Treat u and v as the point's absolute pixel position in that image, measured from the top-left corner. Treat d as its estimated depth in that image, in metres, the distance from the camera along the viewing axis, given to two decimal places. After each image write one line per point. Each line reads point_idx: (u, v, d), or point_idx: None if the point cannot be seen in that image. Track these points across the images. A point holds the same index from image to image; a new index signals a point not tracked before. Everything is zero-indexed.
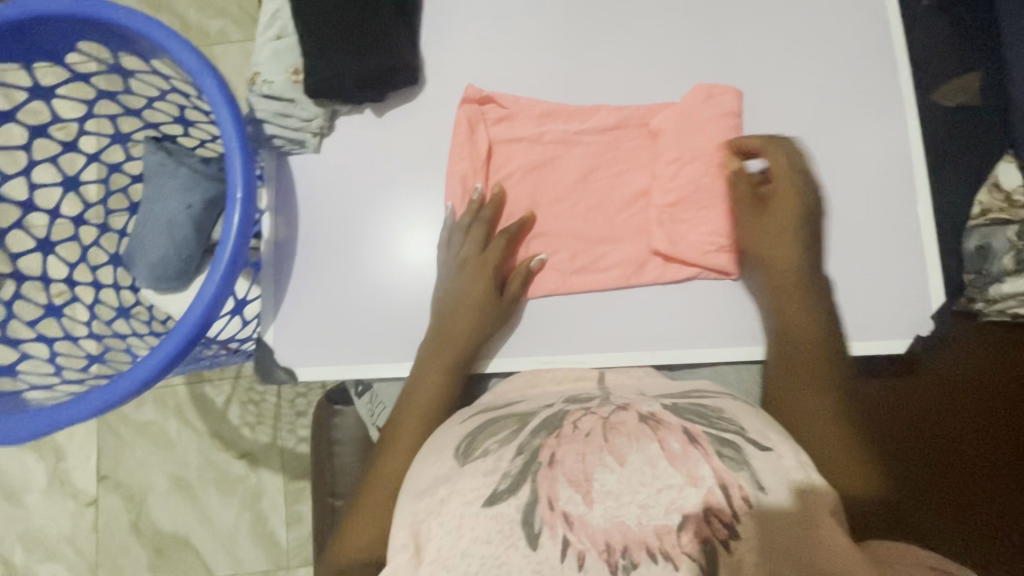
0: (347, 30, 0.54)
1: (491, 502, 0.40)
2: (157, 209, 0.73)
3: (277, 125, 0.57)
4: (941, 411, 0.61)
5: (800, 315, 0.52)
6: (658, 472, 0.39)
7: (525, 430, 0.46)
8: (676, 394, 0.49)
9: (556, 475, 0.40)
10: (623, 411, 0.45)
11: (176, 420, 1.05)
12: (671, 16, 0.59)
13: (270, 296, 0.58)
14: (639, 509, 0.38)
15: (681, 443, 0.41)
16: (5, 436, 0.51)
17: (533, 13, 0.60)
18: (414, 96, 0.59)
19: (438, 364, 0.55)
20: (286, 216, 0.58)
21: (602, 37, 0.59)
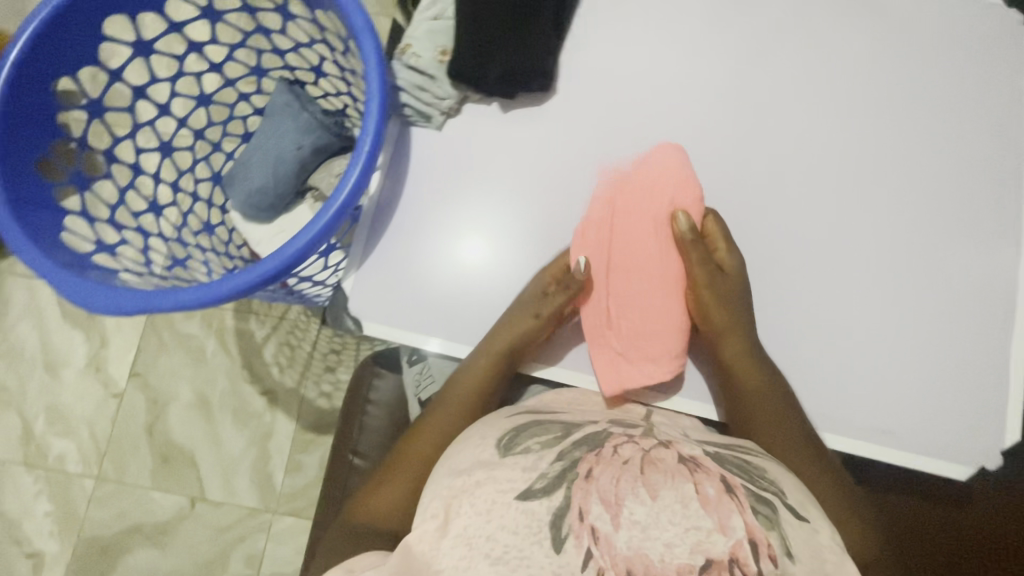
0: (506, 28, 0.58)
1: (525, 497, 0.42)
2: (271, 144, 0.78)
3: (411, 96, 0.60)
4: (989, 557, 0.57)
5: (762, 387, 0.55)
6: (688, 513, 0.39)
7: (567, 439, 0.47)
8: (720, 443, 0.49)
9: (591, 489, 0.41)
10: (664, 449, 0.45)
11: (216, 341, 1.10)
12: (802, 96, 0.61)
13: (358, 249, 0.59)
14: (665, 546, 0.38)
15: (716, 490, 0.41)
16: (97, 304, 0.54)
17: (674, 59, 0.62)
18: (543, 102, 0.61)
19: (491, 358, 0.56)
20: (394, 180, 0.60)
21: (732, 96, 0.61)
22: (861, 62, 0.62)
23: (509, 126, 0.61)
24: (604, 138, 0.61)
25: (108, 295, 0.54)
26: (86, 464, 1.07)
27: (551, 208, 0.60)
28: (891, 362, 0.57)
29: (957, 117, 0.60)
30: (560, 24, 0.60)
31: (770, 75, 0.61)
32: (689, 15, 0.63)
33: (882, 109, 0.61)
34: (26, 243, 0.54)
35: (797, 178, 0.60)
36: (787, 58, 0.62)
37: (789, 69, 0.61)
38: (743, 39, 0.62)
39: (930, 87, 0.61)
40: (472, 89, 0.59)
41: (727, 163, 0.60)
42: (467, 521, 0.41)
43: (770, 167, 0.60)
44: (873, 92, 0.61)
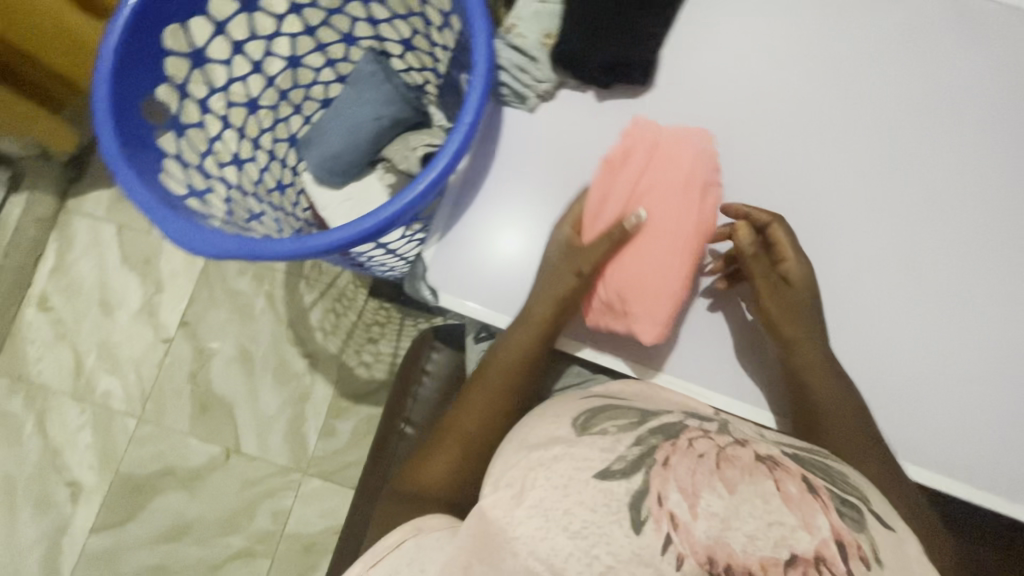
0: (611, 20, 0.59)
1: (603, 477, 0.42)
2: (353, 110, 0.78)
3: (511, 76, 0.60)
4: None
5: (834, 397, 0.56)
6: (771, 508, 0.40)
7: (642, 426, 0.48)
8: (796, 445, 0.48)
9: (669, 476, 0.42)
10: (740, 447, 0.45)
11: (265, 300, 1.12)
12: (885, 123, 0.63)
13: (442, 220, 0.60)
14: (746, 538, 0.39)
15: (798, 489, 0.41)
16: (198, 246, 0.56)
17: (768, 72, 0.63)
18: (639, 94, 0.61)
19: (535, 333, 0.57)
20: (482, 157, 0.61)
21: (816, 114, 0.63)
22: (949, 97, 0.63)
23: (602, 115, 0.61)
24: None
25: (209, 238, 0.56)
26: (131, 403, 1.10)
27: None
28: (942, 392, 0.59)
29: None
30: (663, 19, 0.61)
31: (856, 103, 0.63)
32: (782, 30, 0.64)
33: (965, 146, 0.62)
34: (134, 181, 0.56)
35: (868, 201, 0.62)
36: (876, 83, 0.63)
37: (876, 100, 0.63)
38: (831, 59, 0.64)
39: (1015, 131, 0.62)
40: (571, 74, 0.60)
41: (803, 180, 0.62)
42: (545, 494, 0.42)
43: (845, 187, 0.62)
44: (958, 128, 0.63)
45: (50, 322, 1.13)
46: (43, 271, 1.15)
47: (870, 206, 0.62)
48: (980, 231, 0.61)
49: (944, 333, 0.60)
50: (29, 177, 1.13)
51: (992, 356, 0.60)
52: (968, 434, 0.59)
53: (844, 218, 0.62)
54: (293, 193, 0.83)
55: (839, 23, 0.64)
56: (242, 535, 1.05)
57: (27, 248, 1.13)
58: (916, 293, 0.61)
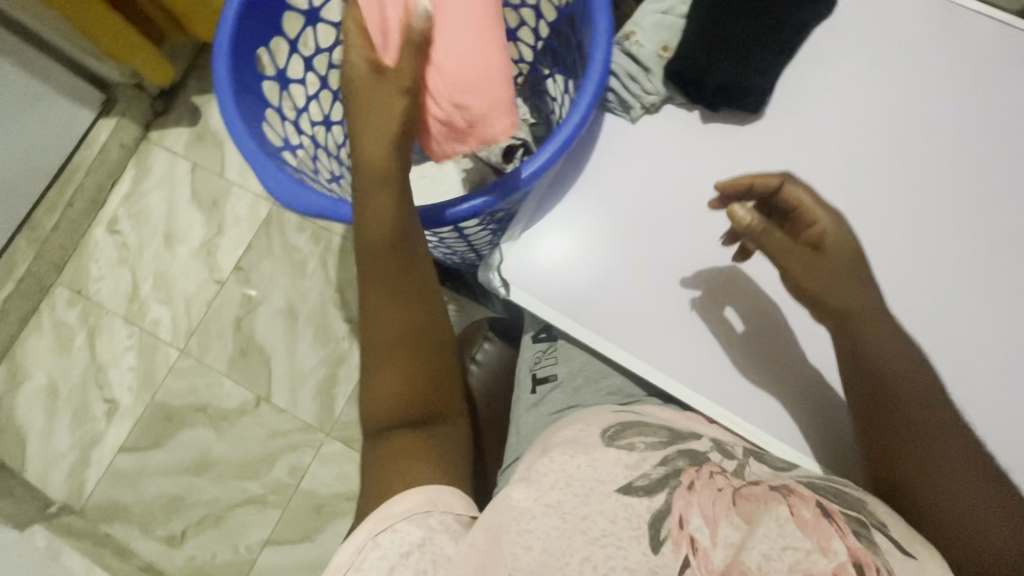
0: (732, 44, 0.58)
1: (625, 492, 0.44)
2: None
3: (620, 83, 0.60)
4: None
5: (915, 412, 0.48)
6: (786, 533, 0.39)
7: (671, 446, 0.49)
8: (812, 475, 0.48)
9: (692, 501, 0.43)
10: (755, 484, 0.45)
11: (318, 259, 1.14)
12: (1003, 189, 0.59)
13: (526, 214, 0.60)
14: (762, 558, 0.38)
15: (812, 513, 0.41)
16: (296, 201, 0.57)
17: (880, 118, 0.61)
18: (744, 123, 0.60)
19: (381, 191, 0.52)
20: (574, 158, 0.61)
21: (930, 171, 0.59)
22: None
23: (701, 138, 0.60)
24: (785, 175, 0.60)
25: (306, 194, 0.57)
26: (176, 335, 1.14)
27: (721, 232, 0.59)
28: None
29: None
30: (785, 51, 0.59)
31: (975, 160, 0.59)
32: (910, 82, 0.61)
33: None
34: (243, 128, 0.58)
35: (979, 275, 0.58)
36: (1000, 145, 0.59)
37: (999, 163, 0.59)
38: (960, 120, 0.60)
39: None
40: (682, 92, 0.59)
41: (911, 241, 0.59)
42: (565, 497, 0.44)
43: (954, 258, 0.58)
44: None
45: (115, 245, 1.18)
46: (117, 195, 1.20)
47: (978, 280, 0.58)
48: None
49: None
50: (120, 105, 1.17)
51: None
52: None
53: (950, 287, 0.57)
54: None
55: (975, 83, 0.60)
56: (259, 483, 1.07)
57: (107, 171, 1.17)
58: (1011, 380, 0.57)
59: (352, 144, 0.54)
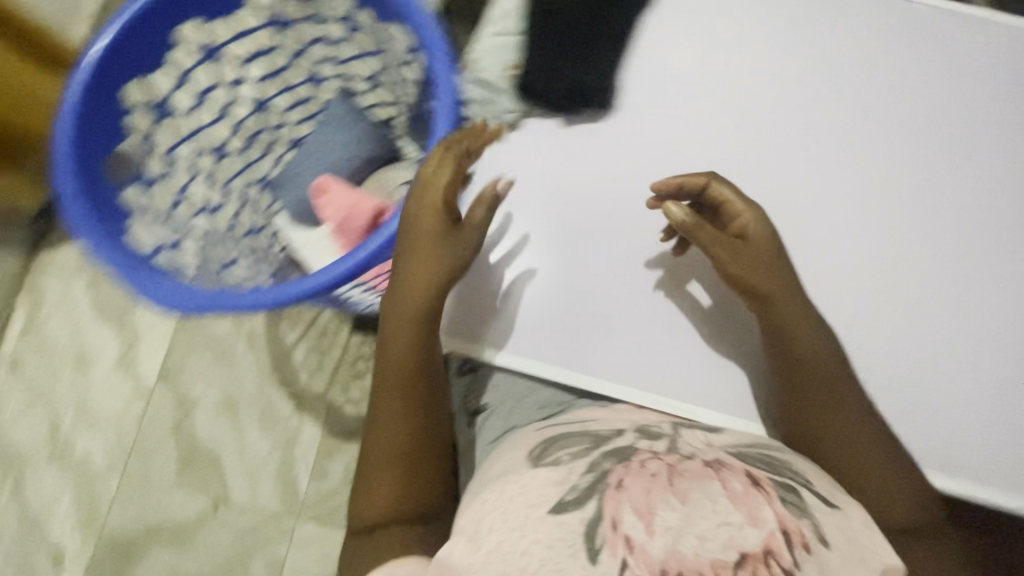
0: (572, 51, 0.61)
1: (558, 510, 0.47)
2: (326, 148, 0.80)
3: (475, 108, 0.62)
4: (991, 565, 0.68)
5: (835, 386, 0.57)
6: (719, 509, 0.45)
7: (597, 449, 0.52)
8: (744, 444, 0.55)
9: (622, 500, 0.46)
10: (689, 460, 0.50)
11: (245, 343, 1.10)
12: (837, 129, 0.64)
13: (417, 253, 0.61)
14: (699, 541, 0.44)
15: (742, 485, 0.47)
16: (175, 301, 0.57)
17: (720, 85, 0.64)
18: (601, 119, 0.62)
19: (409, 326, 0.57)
20: (450, 187, 0.63)
21: (774, 125, 0.64)
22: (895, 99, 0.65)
23: (564, 143, 0.62)
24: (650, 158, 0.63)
25: (185, 291, 0.58)
26: (112, 461, 1.07)
27: (607, 227, 0.62)
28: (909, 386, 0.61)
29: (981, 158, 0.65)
30: (618, 46, 0.62)
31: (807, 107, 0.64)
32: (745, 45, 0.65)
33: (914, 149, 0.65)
34: (106, 241, 0.58)
35: (836, 211, 0.64)
36: (825, 89, 0.65)
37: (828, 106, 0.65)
38: (793, 73, 0.65)
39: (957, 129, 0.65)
40: (534, 103, 0.62)
41: (775, 193, 0.63)
42: (503, 536, 0.46)
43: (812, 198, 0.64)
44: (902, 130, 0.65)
45: (21, 385, 1.10)
46: (12, 332, 1.12)
47: (839, 214, 0.64)
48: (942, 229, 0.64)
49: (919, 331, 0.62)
50: None
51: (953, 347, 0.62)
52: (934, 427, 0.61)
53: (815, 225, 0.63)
54: (268, 232, 0.81)
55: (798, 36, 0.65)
56: None
57: None
58: (888, 295, 0.63)
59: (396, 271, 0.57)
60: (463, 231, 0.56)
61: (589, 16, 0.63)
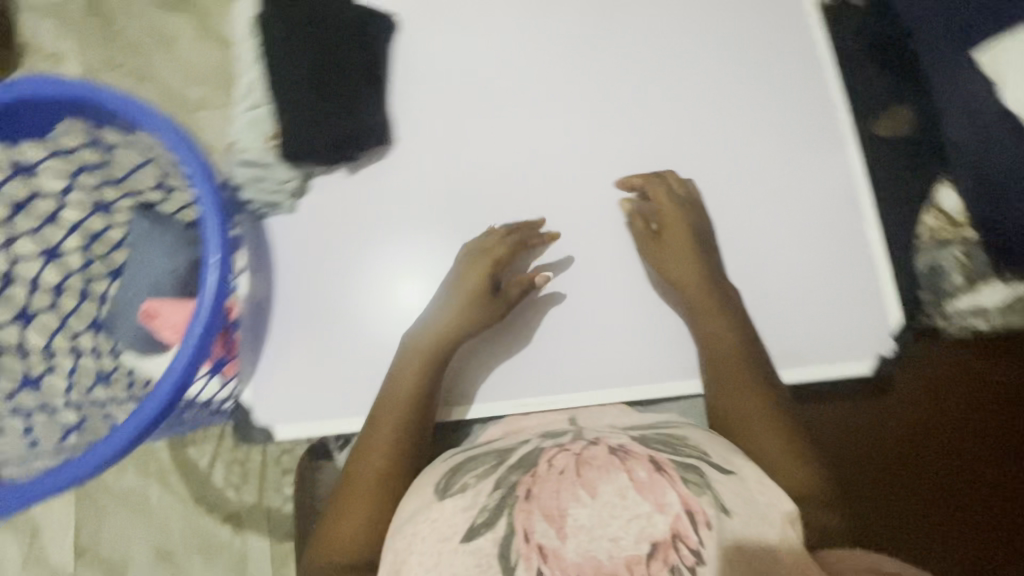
0: (319, 93, 0.56)
1: (468, 539, 0.43)
2: (143, 271, 0.74)
3: (255, 190, 0.58)
4: (917, 453, 0.65)
5: (730, 344, 0.55)
6: (627, 503, 0.42)
7: (502, 466, 0.49)
8: (645, 426, 0.53)
9: (532, 508, 0.43)
10: (594, 446, 0.48)
11: (158, 486, 1.02)
12: (610, 74, 0.63)
13: (248, 355, 0.57)
14: (610, 542, 0.40)
15: (647, 472, 0.44)
16: None
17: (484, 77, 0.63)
18: (385, 154, 0.61)
19: (419, 348, 0.55)
20: (260, 275, 0.58)
21: (548, 94, 0.63)
22: (655, 22, 0.63)
23: (357, 189, 0.60)
24: (443, 170, 0.61)
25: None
26: None
27: (414, 256, 0.60)
28: (772, 298, 0.58)
29: (763, 47, 0.62)
30: (369, 75, 0.60)
31: (573, 64, 0.63)
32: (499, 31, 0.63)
33: (691, 63, 0.62)
34: None
35: (644, 153, 0.62)
36: (585, 40, 0.63)
37: (591, 56, 0.63)
38: (550, 35, 0.63)
39: (726, 28, 0.63)
40: (312, 162, 0.58)
41: (579, 160, 0.62)
42: None
43: (611, 149, 0.62)
44: (672, 50, 0.63)
45: None
46: None
47: (647, 157, 0.62)
48: (750, 132, 0.61)
49: (764, 240, 0.59)
50: None
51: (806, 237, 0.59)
52: (806, 327, 0.58)
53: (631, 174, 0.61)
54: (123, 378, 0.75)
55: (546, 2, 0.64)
56: None
57: None
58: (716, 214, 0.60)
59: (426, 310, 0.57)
60: (497, 298, 0.57)
61: (325, 47, 0.58)
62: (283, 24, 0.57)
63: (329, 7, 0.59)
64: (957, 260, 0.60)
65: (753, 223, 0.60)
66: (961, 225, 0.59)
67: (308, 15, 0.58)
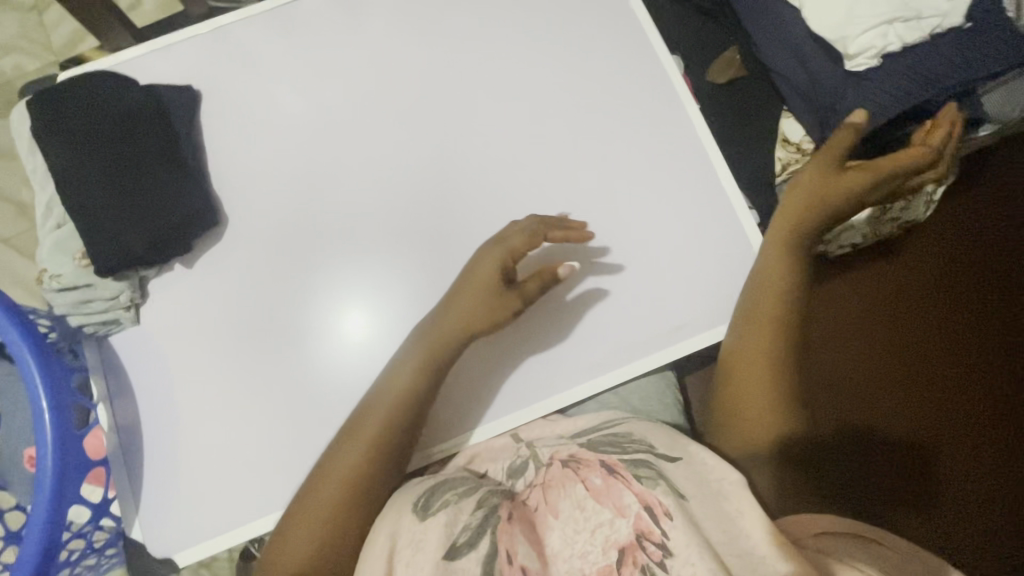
0: (123, 194, 0.53)
1: (451, 558, 0.41)
2: (15, 418, 0.68)
3: (81, 313, 0.54)
4: (921, 323, 0.78)
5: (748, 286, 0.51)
6: (589, 513, 0.42)
7: (481, 490, 0.49)
8: (589, 429, 0.53)
9: (514, 529, 0.42)
10: (550, 466, 0.48)
11: None
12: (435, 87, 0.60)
13: (126, 490, 0.53)
14: (580, 556, 0.40)
15: (602, 478, 0.44)
16: None
17: (307, 125, 0.59)
18: (220, 235, 0.57)
19: (414, 355, 0.51)
20: (121, 400, 0.55)
21: (377, 125, 0.59)
22: (465, 26, 0.61)
23: (202, 280, 0.56)
24: (288, 233, 0.57)
25: None
26: None
27: (279, 328, 0.56)
28: (654, 268, 0.56)
29: (580, 20, 0.61)
30: (179, 155, 0.55)
31: (394, 87, 0.60)
32: (312, 72, 0.60)
33: (512, 57, 0.60)
34: None
35: (492, 152, 0.58)
36: (401, 61, 0.60)
37: (410, 75, 0.60)
38: (365, 65, 0.60)
39: (537, 14, 0.61)
40: (137, 267, 0.54)
41: (425, 181, 0.58)
42: None
43: (456, 162, 0.58)
44: (489, 49, 0.60)
45: None
46: None
47: (495, 158, 0.58)
48: (592, 106, 0.59)
49: (635, 212, 0.57)
50: None
51: (671, 198, 0.57)
52: (693, 290, 0.56)
53: (484, 176, 0.58)
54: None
55: (353, 32, 0.61)
56: None
57: None
58: (577, 201, 0.57)
59: (439, 306, 0.53)
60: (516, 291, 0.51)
61: (121, 143, 0.53)
62: (62, 133, 0.53)
63: (113, 98, 0.55)
64: None
65: (621, 198, 0.57)
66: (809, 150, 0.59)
67: (88, 117, 0.53)
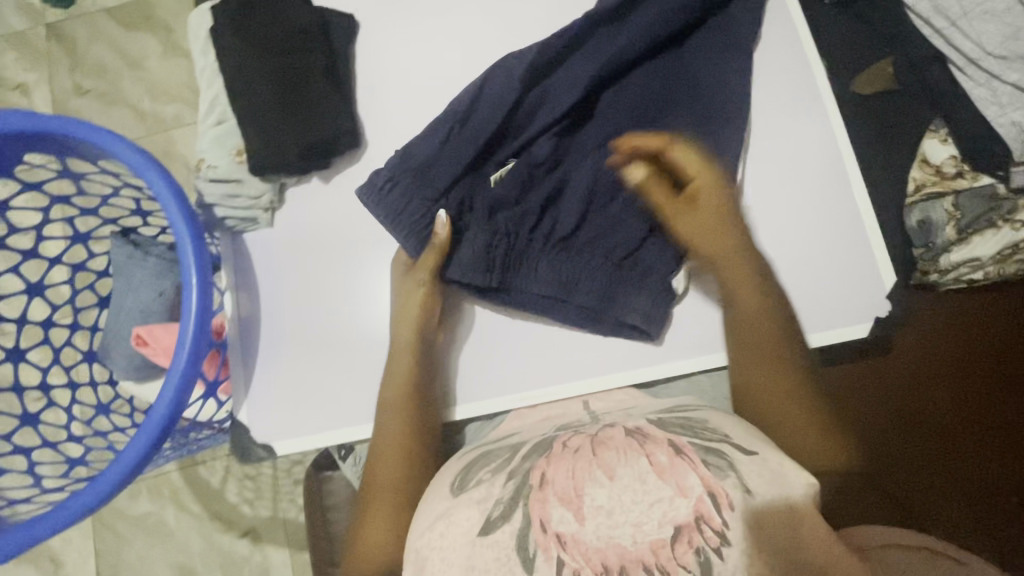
0: (282, 101, 0.55)
1: (485, 531, 0.36)
2: (128, 299, 0.73)
3: (227, 207, 0.57)
4: (998, 399, 0.69)
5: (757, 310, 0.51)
6: (648, 487, 0.33)
7: (516, 457, 0.42)
8: (663, 410, 0.47)
9: (547, 496, 0.35)
10: (611, 429, 0.40)
11: (173, 507, 0.98)
12: None
13: (239, 374, 0.57)
14: (633, 527, 0.32)
15: (668, 454, 0.35)
16: None
17: (453, 69, 0.61)
18: (358, 157, 0.60)
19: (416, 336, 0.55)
20: (247, 293, 0.59)
21: None
22: None
23: (336, 196, 0.59)
24: None
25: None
26: None
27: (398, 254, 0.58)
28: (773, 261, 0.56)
29: None
30: (335, 75, 0.58)
31: None
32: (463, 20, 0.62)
33: None
34: None
35: None
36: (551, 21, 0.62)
37: None
38: (516, 20, 0.62)
39: None
40: (285, 173, 0.57)
41: None
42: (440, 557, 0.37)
43: None
44: None
45: None
46: None
47: None
48: None
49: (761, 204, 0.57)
50: None
51: (801, 197, 0.57)
52: (806, 288, 0.56)
53: None
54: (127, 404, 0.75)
55: None
56: None
57: None
58: None
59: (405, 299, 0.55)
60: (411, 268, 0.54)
61: (286, 54, 0.56)
62: (242, 37, 0.57)
63: (286, 11, 0.58)
64: (947, 211, 0.58)
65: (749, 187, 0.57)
66: (949, 174, 0.58)
67: (266, 26, 0.57)
